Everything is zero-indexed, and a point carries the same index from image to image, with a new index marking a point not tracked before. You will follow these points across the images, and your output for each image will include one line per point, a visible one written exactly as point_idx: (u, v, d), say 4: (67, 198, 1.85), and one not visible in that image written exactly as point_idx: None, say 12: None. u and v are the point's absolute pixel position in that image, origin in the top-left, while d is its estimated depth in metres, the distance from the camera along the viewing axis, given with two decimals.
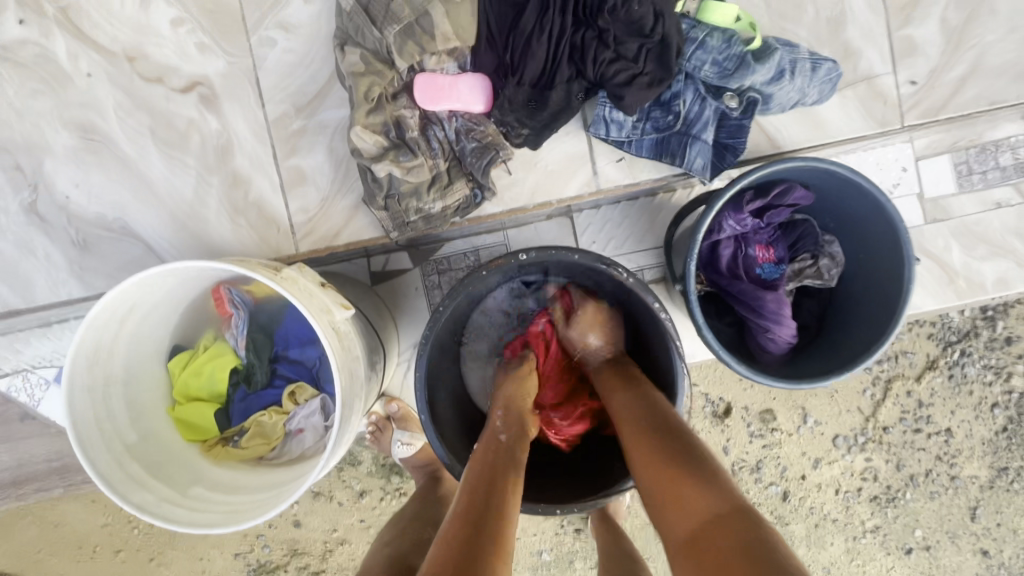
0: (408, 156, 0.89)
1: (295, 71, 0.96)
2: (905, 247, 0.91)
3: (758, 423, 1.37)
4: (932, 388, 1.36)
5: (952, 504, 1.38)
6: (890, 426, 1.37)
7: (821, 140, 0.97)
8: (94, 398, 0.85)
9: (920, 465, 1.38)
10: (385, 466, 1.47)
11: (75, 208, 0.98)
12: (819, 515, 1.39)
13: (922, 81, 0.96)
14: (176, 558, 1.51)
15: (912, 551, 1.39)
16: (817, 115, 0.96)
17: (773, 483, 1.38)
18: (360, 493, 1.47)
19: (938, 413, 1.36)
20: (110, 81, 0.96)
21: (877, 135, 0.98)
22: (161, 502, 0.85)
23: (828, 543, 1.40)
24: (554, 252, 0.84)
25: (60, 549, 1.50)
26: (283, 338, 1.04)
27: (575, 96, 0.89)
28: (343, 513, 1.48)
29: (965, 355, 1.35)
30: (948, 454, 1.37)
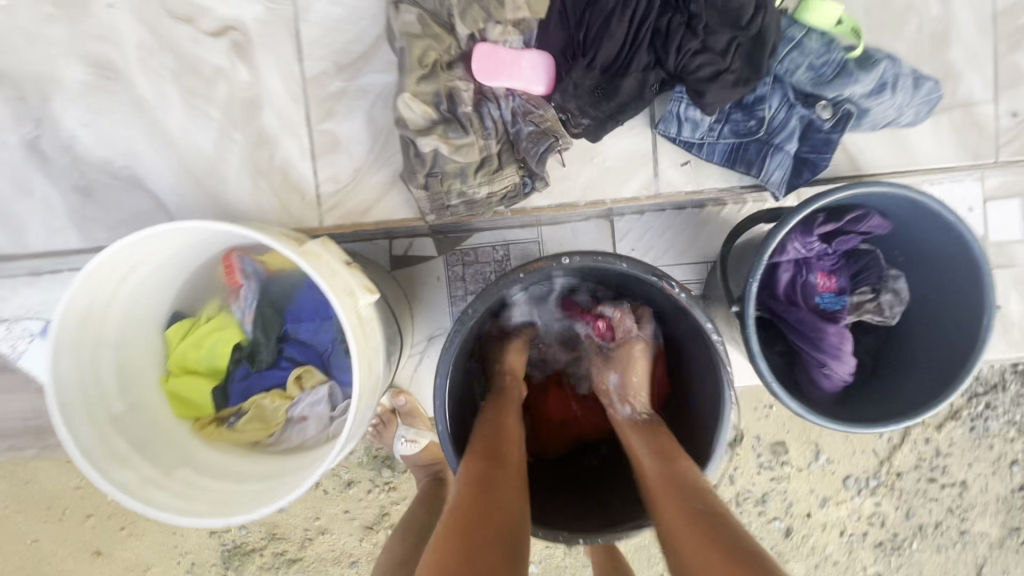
0: (458, 133, 0.80)
1: (340, 27, 0.87)
2: (988, 293, 0.82)
3: (769, 456, 1.27)
4: (952, 439, 1.26)
5: (958, 560, 1.29)
6: (904, 472, 1.27)
7: (908, 166, 0.88)
8: (81, 361, 0.76)
9: (929, 515, 1.28)
10: (376, 459, 1.39)
11: (82, 150, 0.88)
12: (821, 556, 1.31)
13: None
14: (148, 531, 1.44)
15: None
16: (907, 139, 0.87)
17: (778, 518, 1.29)
18: (348, 483, 1.40)
19: (955, 464, 1.26)
20: (133, 15, 0.86)
21: (967, 167, 0.89)
22: (143, 484, 0.77)
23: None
24: (600, 258, 0.74)
25: (28, 510, 1.44)
26: (295, 315, 0.95)
27: (649, 88, 0.80)
28: (326, 501, 1.40)
29: (989, 409, 1.26)
30: (960, 508, 1.28)
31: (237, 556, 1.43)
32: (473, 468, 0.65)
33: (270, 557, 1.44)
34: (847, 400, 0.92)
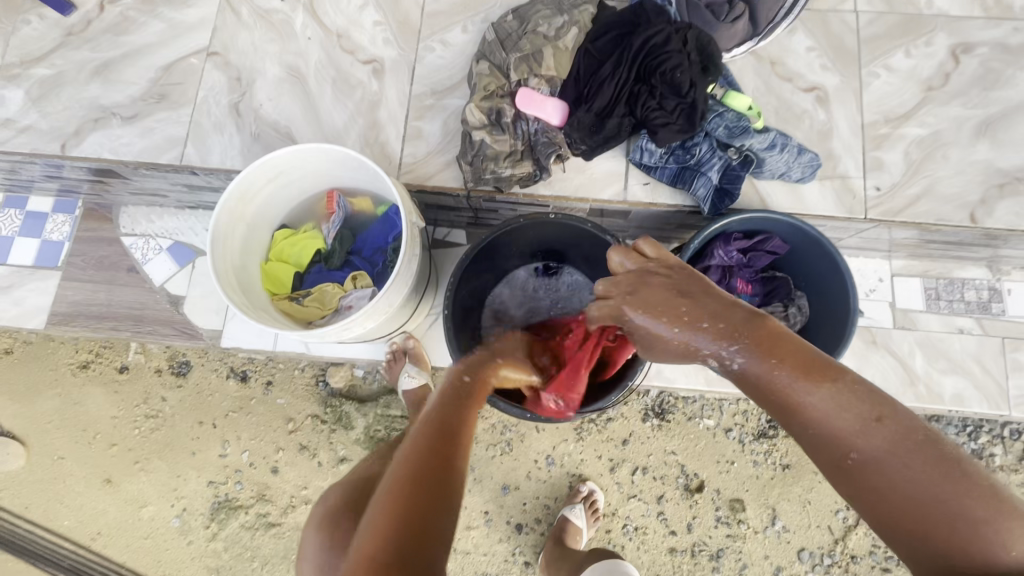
0: (499, 133, 1.26)
1: (440, 69, 1.39)
2: (852, 303, 1.15)
3: (727, 511, 1.70)
4: None
5: None
6: (859, 556, 1.68)
7: (801, 210, 1.27)
8: (229, 218, 1.17)
9: None
10: (372, 439, 1.69)
11: (263, 113, 1.39)
12: None
13: (885, 189, 1.27)
14: (158, 468, 1.73)
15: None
16: (800, 191, 1.27)
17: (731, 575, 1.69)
18: (341, 459, 1.69)
19: None
20: (319, 45, 1.42)
21: (844, 218, 1.27)
22: (241, 305, 1.13)
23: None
24: (575, 219, 1.15)
25: (70, 425, 1.75)
26: (362, 241, 1.34)
27: (625, 128, 1.25)
28: (318, 474, 1.70)
29: None
30: None
31: (226, 508, 1.70)
32: (421, 454, 0.69)
33: (256, 515, 1.70)
34: None
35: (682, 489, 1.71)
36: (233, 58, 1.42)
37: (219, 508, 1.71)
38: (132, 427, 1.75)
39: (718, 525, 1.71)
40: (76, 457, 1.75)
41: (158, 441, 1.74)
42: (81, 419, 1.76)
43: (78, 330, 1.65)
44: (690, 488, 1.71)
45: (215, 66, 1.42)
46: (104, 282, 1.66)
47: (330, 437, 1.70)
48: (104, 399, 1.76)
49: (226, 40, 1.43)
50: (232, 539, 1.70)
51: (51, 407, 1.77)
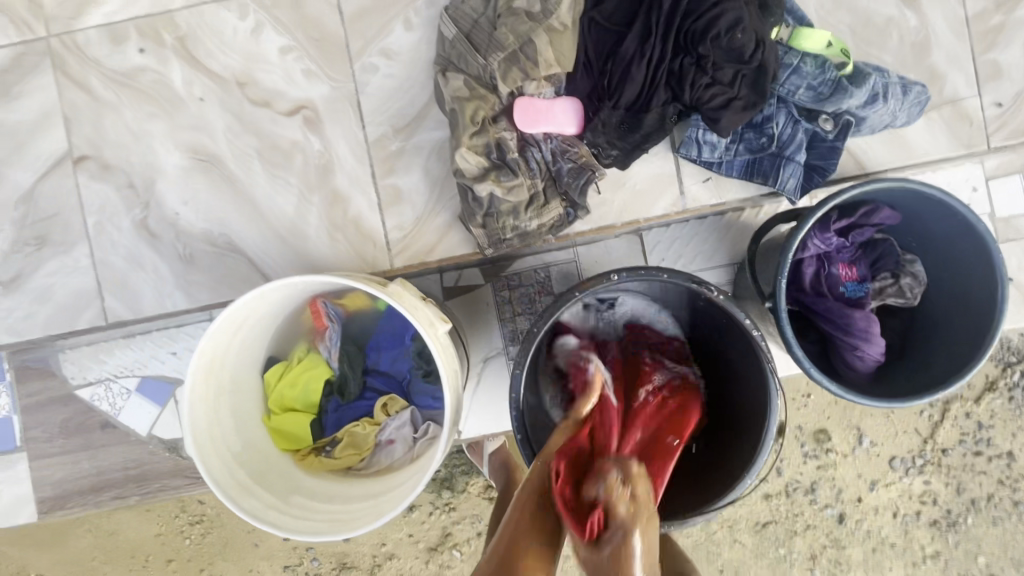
0: (509, 177, 0.92)
1: (394, 96, 1.01)
2: (999, 269, 0.91)
3: (812, 444, 1.48)
4: (991, 410, 1.47)
5: (1016, 531, 1.49)
6: (948, 449, 1.48)
7: (909, 160, 0.99)
8: (206, 407, 0.88)
9: (980, 488, 1.48)
10: (435, 481, 1.47)
11: (184, 225, 1.02)
12: (876, 539, 1.50)
13: (1006, 104, 0.99)
14: (226, 570, 1.53)
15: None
16: (904, 136, 0.99)
17: (829, 506, 1.49)
18: (411, 506, 1.49)
19: (999, 436, 1.47)
20: (220, 106, 1.02)
21: (963, 156, 1.00)
22: (269, 510, 0.88)
23: (887, 569, 1.51)
24: (647, 274, 0.88)
25: (115, 560, 1.52)
26: (374, 351, 1.08)
27: (669, 119, 0.92)
28: (392, 526, 1.50)
29: None
30: (1010, 479, 1.48)
31: None
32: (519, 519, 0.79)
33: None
34: (881, 383, 1.00)
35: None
36: (111, 158, 1.02)
37: None
38: (182, 537, 1.51)
39: (807, 457, 1.49)
40: None
41: (213, 545, 1.51)
42: (122, 550, 1.52)
43: None
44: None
45: (91, 175, 1.02)
46: None
47: None
48: (139, 522, 1.50)
49: (91, 134, 1.02)
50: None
51: (85, 546, 1.52)
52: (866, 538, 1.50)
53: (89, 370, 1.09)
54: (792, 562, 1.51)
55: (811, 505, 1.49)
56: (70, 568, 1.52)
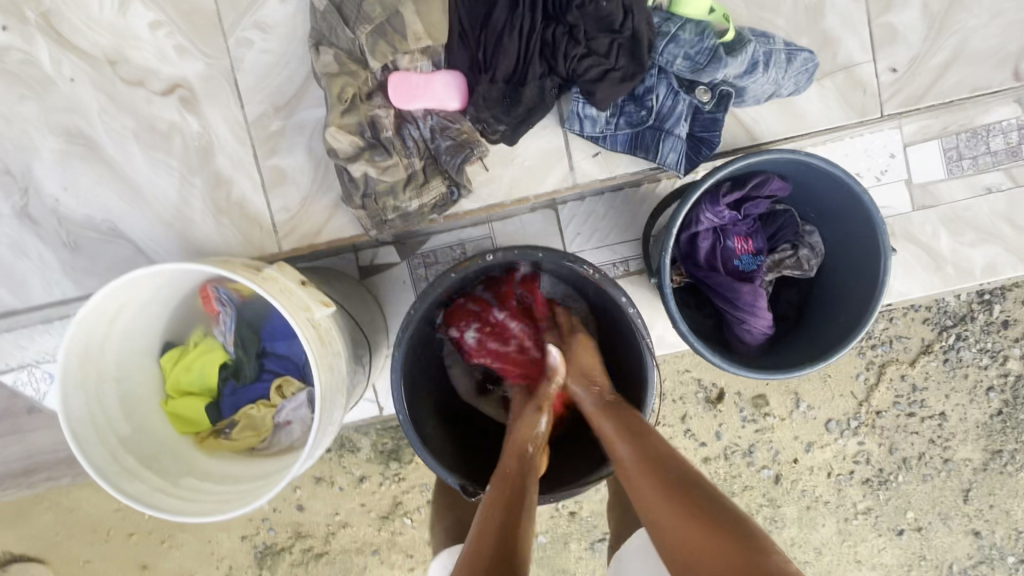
0: (383, 156, 0.90)
1: (272, 72, 0.97)
2: (880, 238, 0.92)
3: (751, 408, 1.50)
4: (926, 372, 1.49)
5: (945, 488, 1.52)
6: (883, 411, 1.50)
7: (804, 130, 0.99)
8: (86, 393, 0.88)
9: (912, 448, 1.52)
10: (383, 453, 1.50)
11: (65, 211, 1.00)
12: (811, 497, 1.53)
13: (901, 70, 1.01)
14: (186, 540, 1.54)
15: (904, 532, 1.54)
16: (797, 105, 0.97)
17: (766, 466, 1.52)
18: (361, 478, 1.51)
19: (932, 397, 1.50)
20: (92, 86, 0.98)
21: (858, 124, 1.01)
22: (154, 492, 0.89)
23: (819, 526, 1.55)
24: (520, 252, 0.86)
25: (79, 533, 1.52)
26: (271, 334, 1.07)
27: (550, 92, 0.90)
28: (344, 497, 1.52)
29: (961, 340, 1.48)
30: (941, 438, 1.51)
31: (269, 556, 1.53)
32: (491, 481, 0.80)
33: (301, 552, 1.53)
34: (771, 354, 1.01)
35: (704, 402, 1.50)
36: None
37: (262, 559, 1.54)
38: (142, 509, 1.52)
39: (745, 421, 1.52)
40: (100, 561, 1.53)
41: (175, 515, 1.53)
42: (85, 524, 1.52)
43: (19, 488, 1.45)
44: (710, 399, 1.51)
45: None
46: (9, 432, 1.39)
47: (340, 462, 1.50)
48: (99, 495, 1.51)
49: None
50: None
51: (49, 522, 1.52)
52: (802, 496, 1.53)
53: (12, 356, 1.05)
54: None
55: (749, 468, 1.52)
56: (31, 541, 1.53)
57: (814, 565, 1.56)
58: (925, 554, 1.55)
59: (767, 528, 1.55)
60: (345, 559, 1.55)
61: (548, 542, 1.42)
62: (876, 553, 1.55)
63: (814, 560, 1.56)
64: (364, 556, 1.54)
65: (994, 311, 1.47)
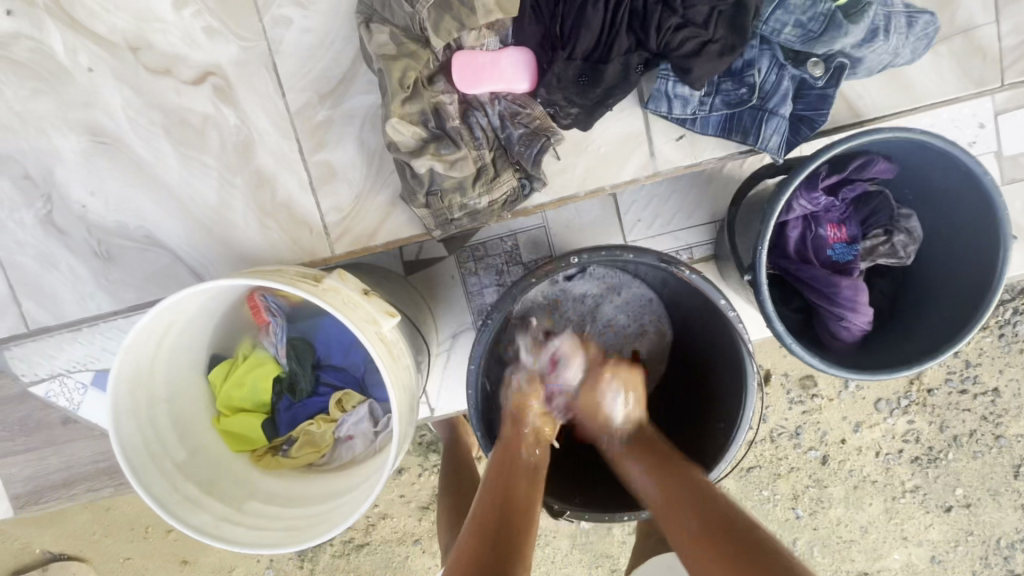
0: (451, 148, 0.80)
1: (315, 55, 0.87)
2: (1001, 223, 0.82)
3: (798, 390, 1.44)
4: (981, 348, 1.41)
5: (995, 463, 1.45)
6: (934, 388, 1.43)
7: (913, 105, 0.94)
8: (139, 420, 0.82)
9: (963, 425, 1.44)
10: (422, 445, 1.45)
11: (94, 218, 0.91)
12: (858, 477, 1.46)
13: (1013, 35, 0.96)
14: None
15: (953, 508, 1.46)
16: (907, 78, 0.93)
17: (812, 447, 1.45)
18: (400, 469, 1.46)
19: (986, 373, 1.42)
20: (114, 76, 0.87)
21: (972, 95, 0.97)
22: (218, 522, 0.83)
23: (867, 505, 1.47)
24: (607, 253, 0.78)
25: (116, 532, 1.50)
26: (324, 344, 1.02)
27: (634, 70, 0.79)
28: (383, 488, 1.47)
29: (1018, 314, 1.40)
30: (993, 414, 1.43)
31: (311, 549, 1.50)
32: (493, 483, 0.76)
33: (341, 544, 1.49)
34: (867, 350, 0.94)
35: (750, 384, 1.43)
36: None
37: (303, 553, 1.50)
38: None
39: (792, 403, 1.45)
40: (141, 558, 1.51)
41: None
42: (123, 524, 1.50)
43: (52, 501, 1.37)
44: (758, 381, 1.44)
45: None
46: (45, 443, 1.34)
47: None
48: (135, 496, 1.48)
49: None
50: (330, 569, 1.50)
51: (85, 522, 1.50)
52: (849, 477, 1.46)
53: (39, 367, 1.00)
54: (773, 504, 1.48)
55: (795, 449, 1.46)
56: (69, 541, 1.50)
57: (860, 544, 1.49)
58: (974, 531, 1.47)
59: (812, 508, 1.48)
60: (386, 549, 1.50)
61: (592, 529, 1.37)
62: (923, 531, 1.47)
63: (860, 539, 1.49)
64: (405, 547, 1.50)
65: None
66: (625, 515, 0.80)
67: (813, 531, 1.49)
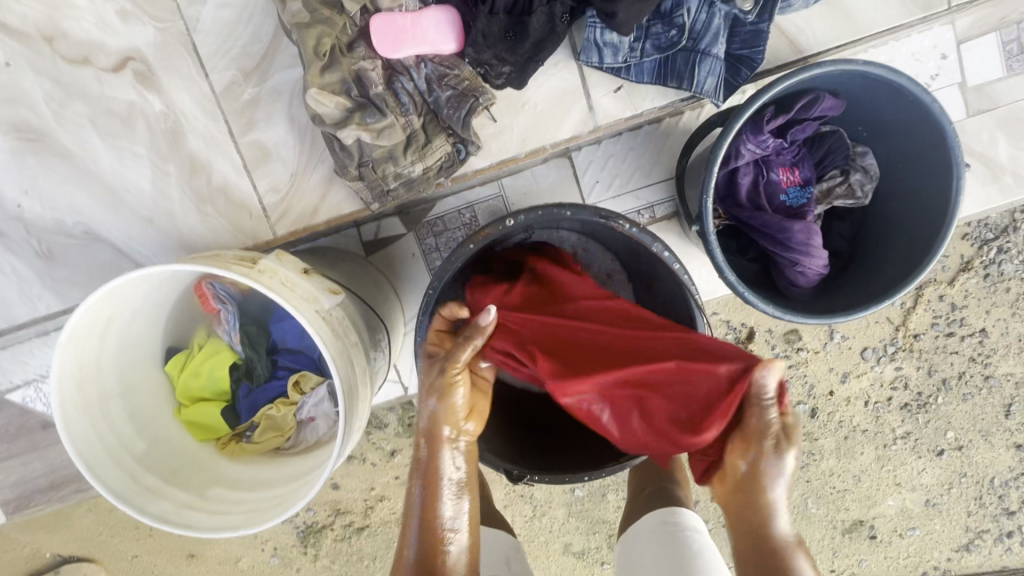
0: (376, 117, 0.78)
1: (234, 32, 0.84)
2: (953, 152, 0.79)
3: (783, 345, 1.41)
4: (966, 290, 1.38)
5: (985, 404, 1.44)
6: (921, 333, 1.40)
7: (859, 35, 0.92)
8: (89, 417, 0.81)
9: (952, 368, 1.42)
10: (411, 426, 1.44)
11: (32, 218, 0.90)
12: (849, 427, 1.46)
13: None
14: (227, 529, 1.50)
15: (944, 452, 1.45)
16: (848, 10, 0.91)
17: (801, 402, 1.44)
18: (393, 452, 1.45)
19: (972, 315, 1.39)
20: (32, 70, 0.85)
21: (921, 21, 0.95)
22: (180, 509, 0.83)
23: (858, 454, 1.47)
24: (546, 213, 0.76)
25: (119, 533, 1.50)
26: (278, 328, 0.99)
27: (560, 19, 0.77)
28: (378, 472, 1.47)
29: (1003, 253, 1.36)
30: (982, 355, 1.41)
31: (312, 535, 1.50)
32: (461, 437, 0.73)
33: (341, 528, 1.49)
34: (825, 294, 0.92)
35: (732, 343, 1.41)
36: None
37: (306, 540, 1.50)
38: None
39: (777, 358, 1.42)
40: (145, 556, 1.52)
41: None
42: (125, 523, 1.49)
43: (47, 504, 1.39)
44: (740, 339, 1.41)
45: None
46: (30, 448, 1.35)
47: (369, 439, 1.44)
48: None
49: None
50: (334, 553, 1.51)
51: (90, 524, 1.49)
52: (838, 428, 1.46)
53: (13, 373, 0.98)
54: None
55: None
56: (69, 548, 1.50)
57: (853, 493, 1.49)
58: (967, 472, 1.46)
59: (804, 460, 1.47)
60: (386, 529, 1.51)
61: (585, 495, 1.37)
62: (915, 476, 1.47)
63: (853, 488, 1.49)
64: None
65: None
66: (585, 475, 0.81)
67: (806, 483, 1.48)
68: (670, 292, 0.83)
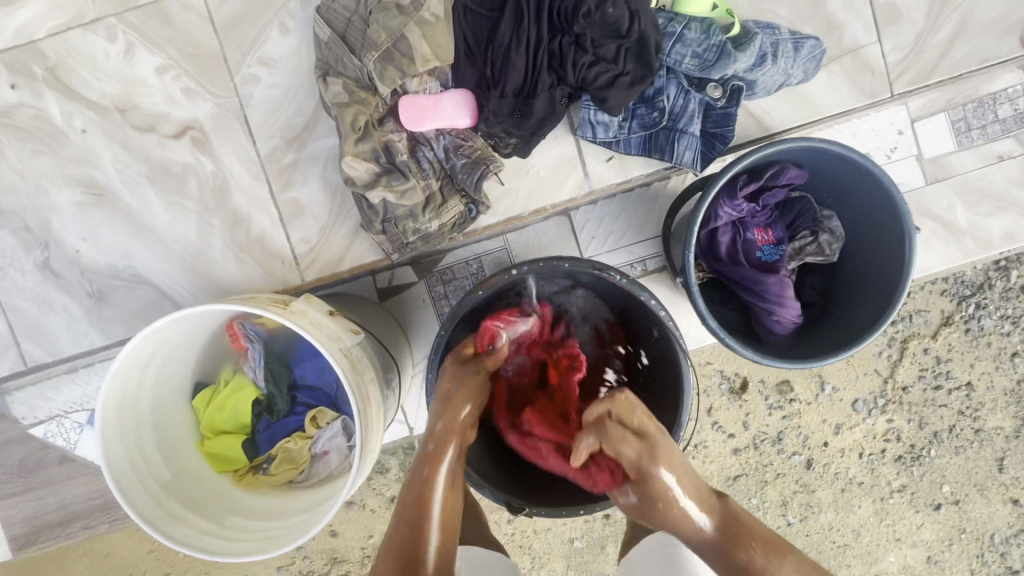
0: (401, 180, 0.90)
1: (282, 106, 0.98)
2: (903, 215, 0.90)
3: (777, 395, 1.36)
4: (949, 344, 1.34)
5: (979, 458, 1.37)
6: (909, 386, 1.35)
7: (816, 117, 1.07)
8: (125, 444, 0.88)
9: (942, 421, 1.36)
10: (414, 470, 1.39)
11: (87, 261, 1.00)
12: (844, 479, 1.38)
13: (907, 51, 1.09)
14: None
15: (942, 506, 1.37)
16: (808, 96, 1.06)
17: (796, 453, 1.37)
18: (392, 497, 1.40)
19: (958, 368, 1.35)
20: (104, 136, 0.98)
21: (869, 106, 1.09)
22: (202, 536, 0.89)
23: (856, 507, 1.39)
24: (545, 264, 0.84)
25: None
26: (300, 366, 1.08)
27: (559, 102, 0.90)
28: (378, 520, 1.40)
29: (979, 308, 1.33)
30: (971, 408, 1.36)
31: None
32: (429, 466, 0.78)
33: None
34: (802, 340, 1.00)
35: (727, 394, 1.35)
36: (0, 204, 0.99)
37: None
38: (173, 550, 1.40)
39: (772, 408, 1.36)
40: None
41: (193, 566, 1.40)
42: None
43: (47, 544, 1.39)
44: (734, 389, 1.35)
45: None
46: None
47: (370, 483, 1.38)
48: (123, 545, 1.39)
49: None
50: None
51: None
52: (835, 479, 1.38)
53: (38, 410, 1.05)
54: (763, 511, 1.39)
55: (779, 454, 1.37)
56: None
57: (853, 549, 1.40)
58: (967, 528, 1.38)
59: (802, 514, 1.39)
60: None
61: (586, 545, 1.30)
62: (914, 531, 1.39)
63: (854, 543, 1.40)
64: None
65: (1012, 277, 1.32)
66: (579, 510, 0.82)
67: (806, 538, 1.39)
68: (659, 335, 0.90)
